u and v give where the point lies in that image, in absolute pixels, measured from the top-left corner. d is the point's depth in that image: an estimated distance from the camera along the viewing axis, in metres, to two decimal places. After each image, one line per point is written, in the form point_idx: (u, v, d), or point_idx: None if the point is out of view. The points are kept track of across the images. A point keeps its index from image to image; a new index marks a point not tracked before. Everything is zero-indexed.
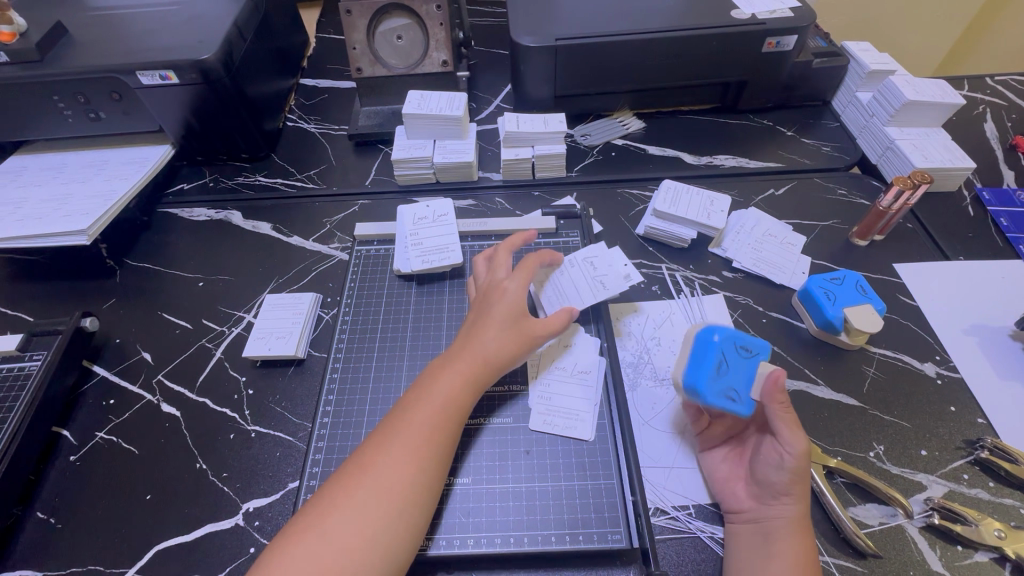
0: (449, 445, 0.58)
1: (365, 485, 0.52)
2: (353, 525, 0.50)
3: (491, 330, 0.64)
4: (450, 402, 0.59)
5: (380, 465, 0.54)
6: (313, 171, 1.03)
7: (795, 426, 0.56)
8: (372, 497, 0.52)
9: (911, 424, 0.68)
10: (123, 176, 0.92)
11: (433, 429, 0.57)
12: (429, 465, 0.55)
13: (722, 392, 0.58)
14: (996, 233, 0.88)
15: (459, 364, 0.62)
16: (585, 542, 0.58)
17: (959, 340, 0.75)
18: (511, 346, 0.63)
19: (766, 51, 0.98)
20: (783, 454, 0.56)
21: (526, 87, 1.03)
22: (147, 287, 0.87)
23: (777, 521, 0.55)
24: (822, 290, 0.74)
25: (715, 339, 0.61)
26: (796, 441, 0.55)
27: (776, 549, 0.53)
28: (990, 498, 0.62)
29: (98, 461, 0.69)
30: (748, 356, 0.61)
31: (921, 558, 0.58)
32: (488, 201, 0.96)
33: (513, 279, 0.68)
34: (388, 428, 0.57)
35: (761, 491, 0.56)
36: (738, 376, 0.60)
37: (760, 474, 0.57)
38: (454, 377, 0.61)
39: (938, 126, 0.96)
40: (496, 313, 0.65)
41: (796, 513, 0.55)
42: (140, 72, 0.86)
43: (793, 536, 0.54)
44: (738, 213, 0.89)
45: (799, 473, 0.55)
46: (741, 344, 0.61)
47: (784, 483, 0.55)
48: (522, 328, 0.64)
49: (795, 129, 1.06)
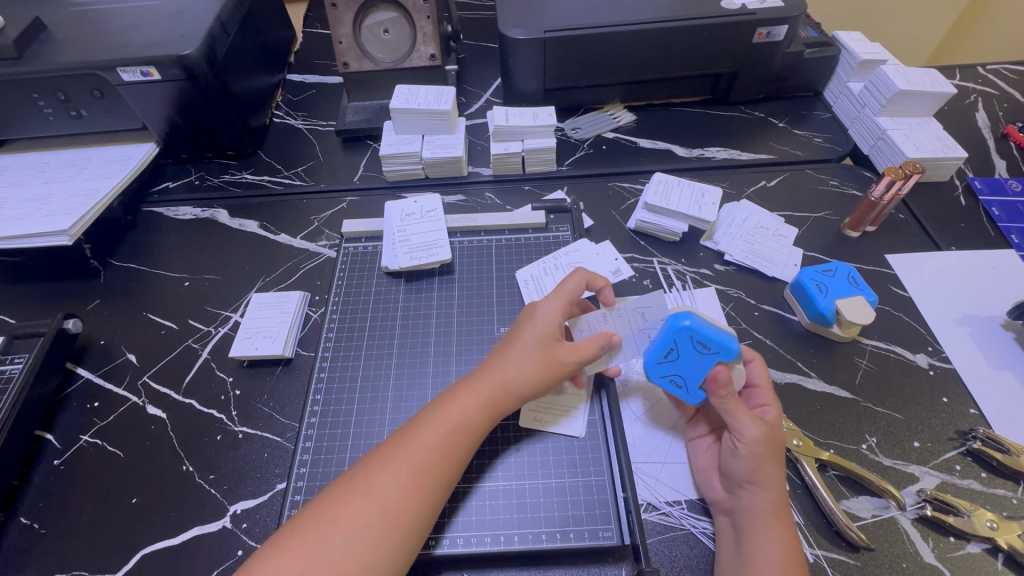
0: (456, 469, 0.56)
1: (366, 501, 0.51)
2: (353, 543, 0.49)
3: (516, 357, 0.61)
4: (464, 429, 0.57)
5: (386, 483, 0.52)
6: (300, 168, 1.02)
7: (743, 415, 0.56)
8: (375, 517, 0.50)
9: (903, 416, 0.67)
10: (105, 175, 0.90)
11: (442, 453, 0.55)
12: (435, 490, 0.54)
13: (668, 375, 0.62)
14: (988, 223, 0.88)
15: (479, 389, 0.60)
16: (576, 539, 0.57)
17: (951, 330, 0.75)
18: (535, 372, 0.60)
19: (757, 41, 0.97)
20: (739, 445, 0.56)
21: (516, 80, 1.02)
22: (132, 288, 0.85)
23: (748, 512, 0.54)
24: (814, 282, 0.74)
25: (676, 326, 0.60)
26: (745, 428, 0.55)
27: (749, 540, 0.53)
28: (983, 489, 0.62)
29: (83, 465, 0.67)
30: (708, 349, 0.59)
31: (913, 550, 0.58)
32: (478, 196, 0.95)
33: (549, 305, 0.65)
34: (396, 444, 0.56)
35: (730, 480, 0.56)
36: (690, 365, 0.60)
37: (725, 463, 0.57)
38: (473, 404, 0.59)
39: (930, 116, 0.95)
40: (523, 339, 0.62)
41: (765, 502, 0.54)
42: (121, 68, 0.84)
43: (765, 527, 0.53)
44: (730, 205, 0.89)
45: (757, 459, 0.55)
46: (705, 338, 0.59)
47: (747, 471, 0.55)
48: (551, 357, 0.61)
49: (787, 120, 1.05)
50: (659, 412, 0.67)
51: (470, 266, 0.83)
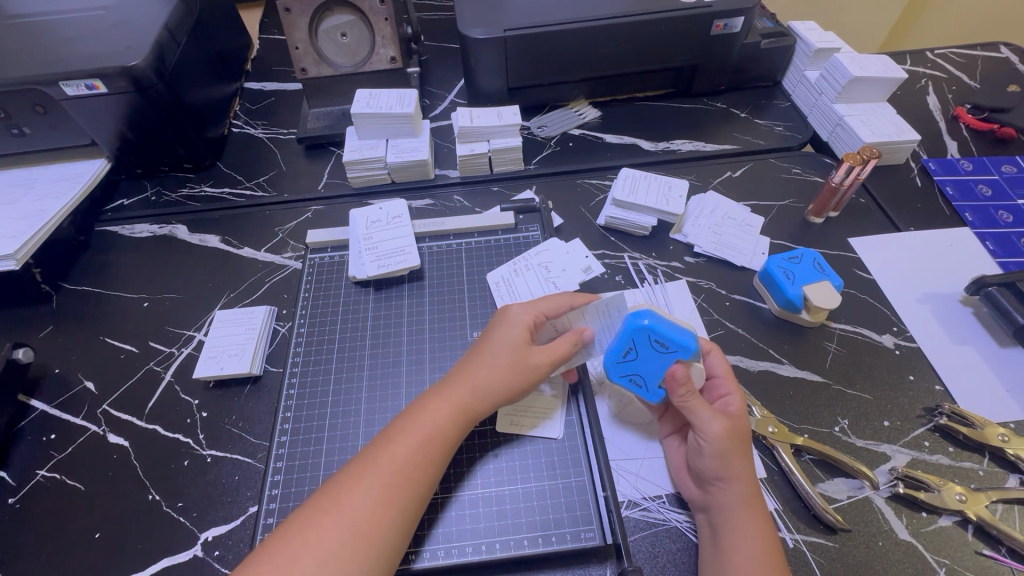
0: (429, 481, 0.55)
1: (338, 521, 0.49)
2: (324, 564, 0.47)
3: (487, 361, 0.60)
4: (436, 439, 0.56)
5: (357, 500, 0.51)
6: (262, 178, 0.99)
7: (706, 412, 0.56)
8: (348, 535, 0.49)
9: (873, 397, 0.69)
10: (53, 195, 0.86)
11: (414, 464, 0.54)
12: (407, 504, 0.52)
13: (626, 375, 0.63)
14: (944, 203, 0.90)
15: (452, 396, 0.58)
16: (559, 542, 0.57)
17: (914, 309, 0.77)
18: (510, 377, 0.60)
19: (715, 34, 0.98)
20: (701, 442, 0.56)
21: (478, 80, 1.01)
22: (87, 312, 0.82)
23: (721, 511, 0.54)
24: (781, 270, 0.75)
25: (637, 326, 0.61)
26: (706, 426, 0.55)
27: (726, 535, 0.53)
28: (951, 463, 0.63)
29: (42, 502, 0.64)
30: (666, 348, 0.60)
31: (888, 528, 0.59)
32: (446, 199, 0.94)
33: (524, 310, 0.64)
34: (368, 458, 0.54)
35: (704, 478, 0.57)
36: (649, 365, 0.61)
37: (694, 461, 0.57)
38: (443, 412, 0.57)
39: (884, 101, 0.98)
40: (498, 342, 0.62)
41: (737, 498, 0.54)
42: (64, 82, 0.80)
43: (741, 522, 0.53)
44: (698, 198, 0.89)
45: (723, 455, 0.55)
46: (662, 337, 0.60)
47: (715, 467, 0.55)
48: (522, 362, 0.60)
49: (748, 110, 1.07)
50: (635, 410, 0.67)
51: (439, 271, 0.82)
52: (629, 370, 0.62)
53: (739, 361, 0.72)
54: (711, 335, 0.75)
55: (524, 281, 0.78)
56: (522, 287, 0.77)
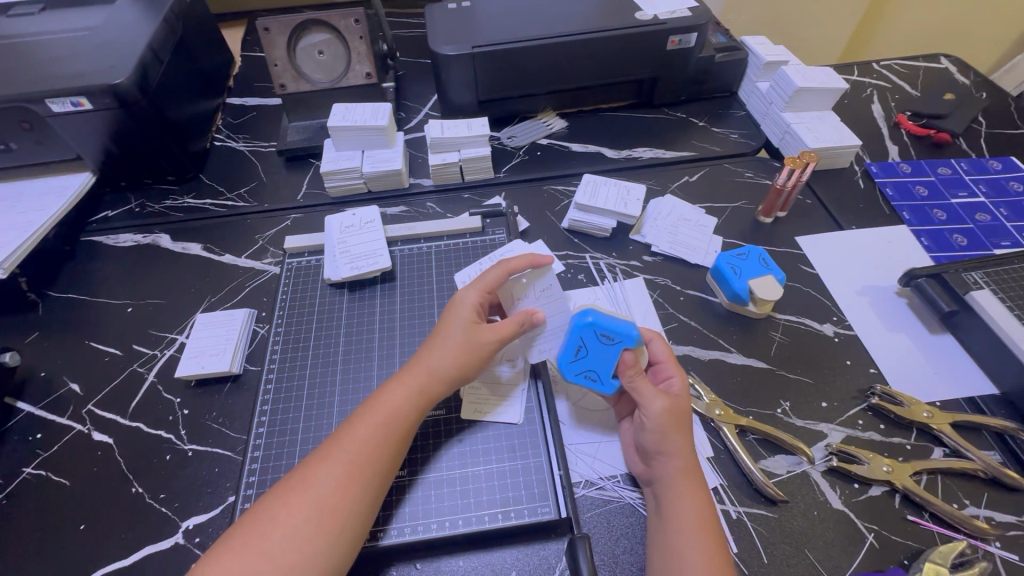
0: (391, 458, 0.59)
1: (303, 497, 0.54)
2: (291, 536, 0.52)
3: (440, 346, 0.65)
4: (396, 417, 0.60)
5: (321, 478, 0.55)
6: (243, 189, 1.03)
7: (652, 391, 0.61)
8: (313, 510, 0.53)
9: (813, 380, 0.74)
10: (39, 207, 0.90)
11: (375, 443, 0.58)
12: (373, 476, 0.57)
13: (582, 372, 0.66)
14: (883, 203, 0.97)
15: (408, 380, 0.63)
16: (517, 517, 0.61)
17: (853, 300, 0.83)
18: (461, 358, 0.64)
19: (671, 48, 1.05)
20: (645, 419, 0.60)
21: (450, 93, 1.07)
22: (72, 318, 0.85)
23: (660, 482, 0.59)
24: (729, 266, 0.80)
25: (583, 322, 0.66)
26: (649, 403, 0.61)
27: (666, 507, 0.57)
28: (882, 439, 0.69)
29: (28, 498, 0.67)
30: (610, 339, 0.65)
31: (823, 499, 0.64)
32: (419, 206, 0.98)
33: (468, 291, 0.69)
34: (333, 442, 0.59)
35: (646, 455, 0.61)
36: (597, 358, 0.65)
37: (639, 438, 0.62)
38: (402, 393, 0.62)
39: (829, 110, 1.05)
40: (449, 328, 0.66)
41: (674, 470, 0.58)
42: (50, 99, 0.84)
43: (678, 490, 0.57)
44: (656, 201, 0.95)
45: (663, 430, 0.59)
46: (607, 330, 0.65)
47: (654, 443, 0.60)
48: (471, 341, 0.65)
49: (706, 119, 1.13)
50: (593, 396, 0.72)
51: (411, 273, 0.87)
52: (582, 367, 0.66)
53: (690, 351, 0.77)
54: (666, 328, 0.80)
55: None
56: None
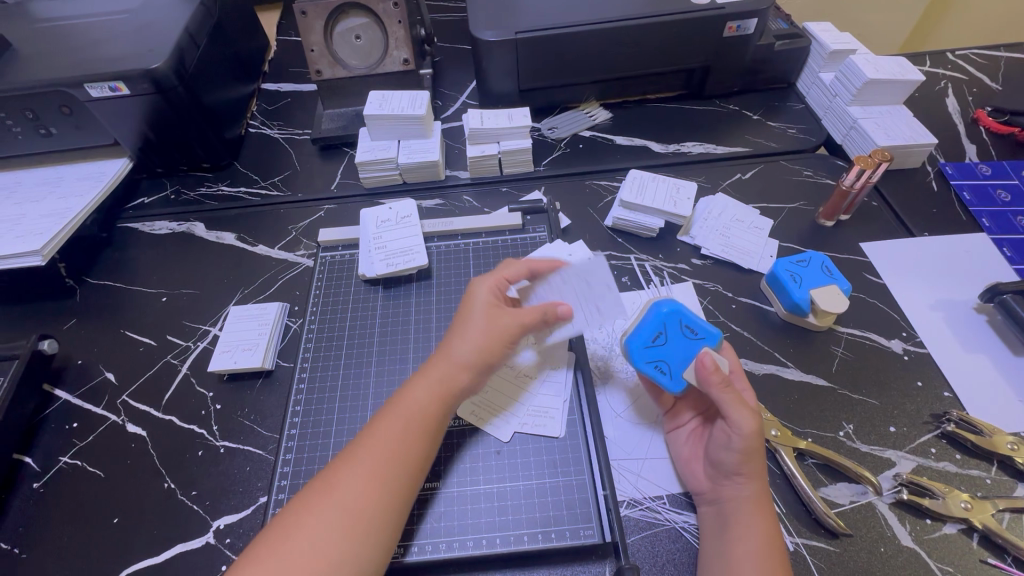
0: (418, 461, 0.56)
1: (329, 502, 0.51)
2: (318, 542, 0.49)
3: (460, 337, 0.62)
4: (420, 415, 0.57)
5: (347, 482, 0.52)
6: (277, 178, 1.01)
7: (740, 406, 0.56)
8: (339, 515, 0.50)
9: (879, 402, 0.68)
10: (78, 193, 0.89)
11: (400, 445, 0.55)
12: (399, 479, 0.54)
13: (652, 362, 0.64)
14: (959, 207, 0.89)
15: (431, 377, 0.60)
16: (558, 539, 0.58)
17: (925, 315, 0.76)
18: (484, 346, 0.61)
19: (728, 36, 0.97)
20: (732, 435, 0.56)
21: (490, 82, 1.02)
22: (109, 306, 0.85)
23: (732, 504, 0.55)
24: (788, 273, 0.75)
25: (662, 311, 0.65)
26: (742, 421, 0.55)
27: (732, 530, 0.53)
28: (958, 470, 0.63)
29: (63, 488, 0.67)
30: (695, 335, 0.64)
31: (891, 535, 0.59)
32: (456, 199, 0.95)
33: (486, 280, 0.66)
34: (358, 442, 0.56)
35: (715, 471, 0.58)
36: (676, 352, 0.63)
37: (713, 454, 0.58)
38: (426, 390, 0.59)
39: (900, 104, 0.97)
40: (467, 316, 0.63)
41: (749, 493, 0.55)
42: (89, 84, 0.83)
43: (750, 516, 0.54)
44: (706, 200, 0.89)
45: (748, 452, 0.55)
46: (691, 325, 0.65)
47: (736, 463, 0.55)
48: (494, 328, 0.62)
49: (761, 112, 1.06)
50: (641, 406, 0.68)
51: (448, 270, 0.83)
52: (655, 356, 0.64)
53: (743, 364, 0.72)
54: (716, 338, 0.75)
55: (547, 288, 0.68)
56: None
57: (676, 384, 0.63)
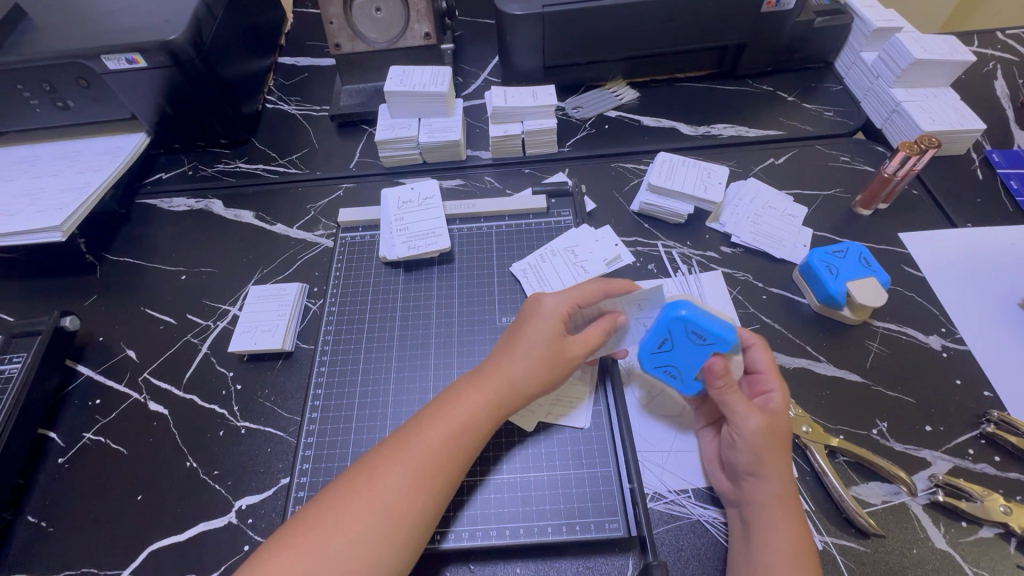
0: (461, 468, 0.55)
1: (371, 501, 0.51)
2: (358, 542, 0.49)
3: (522, 351, 0.60)
4: (470, 424, 0.56)
5: (391, 483, 0.52)
6: (295, 155, 0.99)
7: (742, 406, 0.54)
8: (380, 516, 0.50)
9: (915, 400, 0.66)
10: (96, 167, 0.88)
11: (448, 452, 0.54)
12: (442, 486, 0.53)
13: (661, 366, 0.62)
14: (1006, 197, 0.84)
15: (486, 384, 0.59)
16: (583, 531, 0.57)
17: (966, 310, 0.73)
18: (544, 368, 0.59)
19: (766, 11, 0.93)
20: (736, 436, 0.55)
21: (514, 58, 0.99)
22: (128, 282, 0.84)
23: (752, 506, 0.53)
24: (824, 264, 0.72)
25: (671, 315, 0.59)
26: (743, 420, 0.54)
27: (755, 535, 0.52)
28: (997, 473, 0.61)
29: (88, 463, 0.67)
30: (703, 341, 0.58)
31: (924, 536, 0.57)
32: (477, 180, 0.92)
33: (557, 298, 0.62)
34: (402, 440, 0.55)
35: (733, 472, 0.56)
36: (683, 356, 0.60)
37: (728, 454, 0.56)
38: (480, 397, 0.58)
39: (947, 86, 0.92)
40: (533, 327, 0.61)
41: (769, 494, 0.53)
42: (106, 56, 0.81)
43: (771, 518, 0.52)
44: (738, 184, 0.86)
45: (758, 451, 0.53)
46: (701, 329, 0.58)
47: (749, 463, 0.54)
48: (557, 351, 0.60)
49: (796, 93, 1.01)
50: (666, 398, 0.66)
51: (469, 254, 0.82)
52: (664, 362, 0.61)
53: (774, 357, 0.70)
54: (746, 329, 0.73)
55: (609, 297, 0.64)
56: (550, 272, 0.77)
57: (689, 388, 0.61)
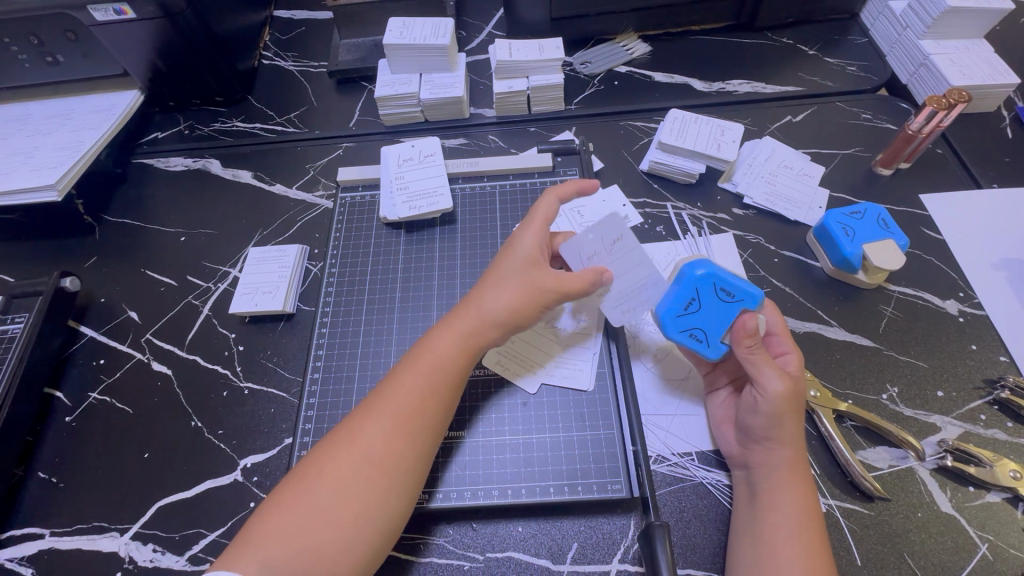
0: (441, 410, 0.55)
1: (352, 450, 0.51)
2: (343, 489, 0.49)
3: (495, 287, 0.59)
4: (442, 363, 0.56)
5: (369, 431, 0.52)
6: (293, 113, 0.96)
7: (769, 367, 0.53)
8: (362, 464, 0.50)
9: (928, 365, 0.64)
10: (90, 126, 0.86)
11: (422, 394, 0.54)
12: (423, 429, 0.53)
13: (686, 330, 0.59)
14: None
15: (458, 324, 0.58)
16: (584, 491, 0.57)
17: (985, 274, 0.70)
18: (516, 301, 0.58)
19: None
20: (760, 399, 0.53)
21: (520, 9, 0.93)
22: (127, 243, 0.83)
23: (765, 469, 0.53)
24: (840, 226, 0.69)
25: (693, 275, 0.58)
26: (769, 383, 0.52)
27: (765, 497, 0.51)
28: (1008, 439, 0.60)
29: (95, 422, 0.68)
30: (731, 298, 0.57)
31: (929, 500, 0.57)
32: (480, 139, 0.89)
33: (529, 233, 0.61)
34: (383, 391, 0.55)
35: (746, 436, 0.55)
36: (712, 316, 0.58)
37: (743, 418, 0.55)
38: (451, 337, 0.57)
39: (979, 38, 0.86)
40: (503, 268, 0.60)
41: (783, 460, 0.52)
42: (92, 6, 0.76)
43: (783, 483, 0.51)
44: (752, 143, 0.82)
45: (778, 416, 0.52)
46: (727, 286, 0.57)
47: (765, 428, 0.53)
48: (529, 285, 0.58)
49: (818, 47, 0.96)
50: (672, 362, 0.65)
51: (472, 214, 0.79)
52: (689, 324, 0.58)
53: (783, 322, 0.68)
54: (756, 293, 0.71)
55: (619, 254, 0.61)
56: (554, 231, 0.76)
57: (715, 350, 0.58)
